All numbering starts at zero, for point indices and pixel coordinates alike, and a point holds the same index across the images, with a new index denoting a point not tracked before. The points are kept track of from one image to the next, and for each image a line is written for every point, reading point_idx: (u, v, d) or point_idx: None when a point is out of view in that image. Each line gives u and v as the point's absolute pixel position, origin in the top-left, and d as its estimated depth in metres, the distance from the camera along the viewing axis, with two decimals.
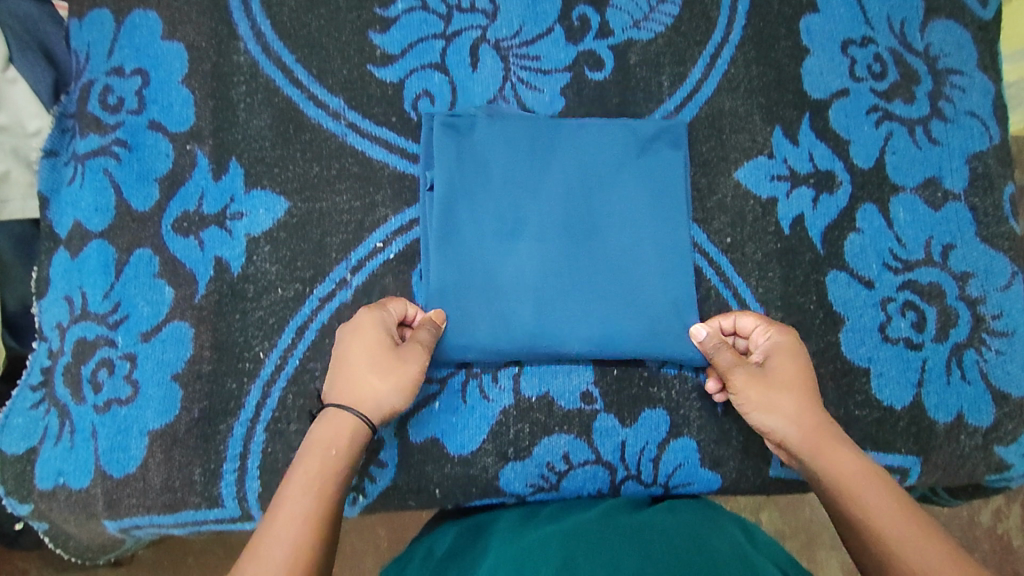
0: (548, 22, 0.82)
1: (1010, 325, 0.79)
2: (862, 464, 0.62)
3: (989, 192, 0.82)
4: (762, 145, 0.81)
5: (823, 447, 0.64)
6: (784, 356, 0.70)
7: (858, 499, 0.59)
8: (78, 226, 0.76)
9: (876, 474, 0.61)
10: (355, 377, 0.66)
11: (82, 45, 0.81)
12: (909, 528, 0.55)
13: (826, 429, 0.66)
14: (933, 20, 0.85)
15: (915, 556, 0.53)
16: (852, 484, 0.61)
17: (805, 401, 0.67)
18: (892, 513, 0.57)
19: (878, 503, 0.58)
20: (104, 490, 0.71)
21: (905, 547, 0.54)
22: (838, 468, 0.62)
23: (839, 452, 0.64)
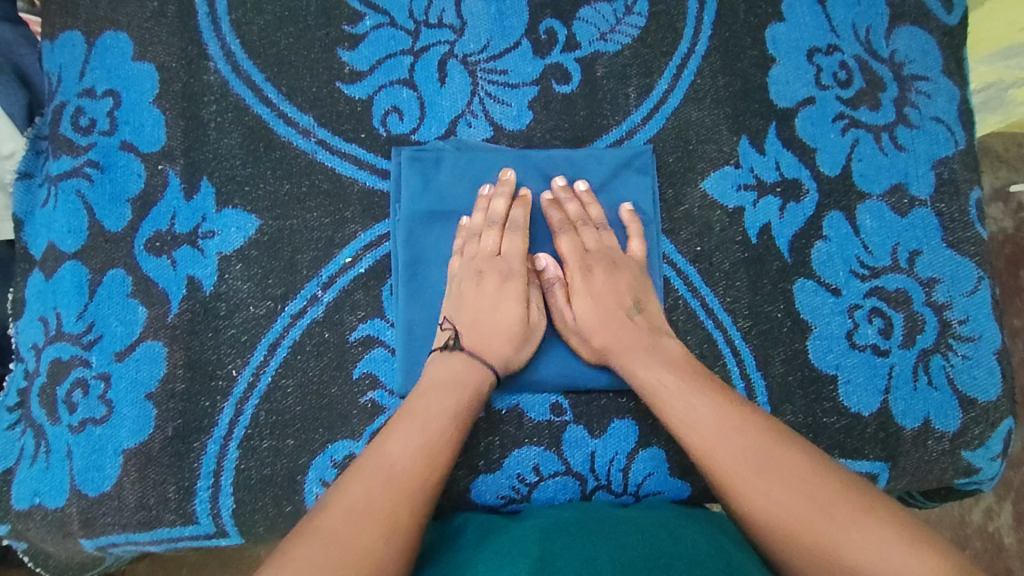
0: (515, 36, 0.83)
1: (976, 329, 0.80)
2: (696, 409, 0.64)
3: (956, 198, 0.83)
4: (728, 155, 0.82)
5: (625, 357, 0.71)
6: (583, 299, 0.73)
7: (657, 399, 0.67)
8: (52, 248, 0.78)
9: (663, 370, 0.68)
10: (496, 338, 0.71)
11: (54, 67, 0.82)
12: (700, 406, 0.64)
13: (630, 337, 0.71)
14: (898, 26, 0.86)
15: (699, 433, 0.62)
16: (648, 386, 0.68)
17: (614, 334, 0.72)
18: (682, 401, 0.65)
19: (670, 395, 0.66)
20: (80, 509, 0.72)
21: (692, 429, 0.63)
22: (637, 379, 0.69)
23: (641, 359, 0.70)
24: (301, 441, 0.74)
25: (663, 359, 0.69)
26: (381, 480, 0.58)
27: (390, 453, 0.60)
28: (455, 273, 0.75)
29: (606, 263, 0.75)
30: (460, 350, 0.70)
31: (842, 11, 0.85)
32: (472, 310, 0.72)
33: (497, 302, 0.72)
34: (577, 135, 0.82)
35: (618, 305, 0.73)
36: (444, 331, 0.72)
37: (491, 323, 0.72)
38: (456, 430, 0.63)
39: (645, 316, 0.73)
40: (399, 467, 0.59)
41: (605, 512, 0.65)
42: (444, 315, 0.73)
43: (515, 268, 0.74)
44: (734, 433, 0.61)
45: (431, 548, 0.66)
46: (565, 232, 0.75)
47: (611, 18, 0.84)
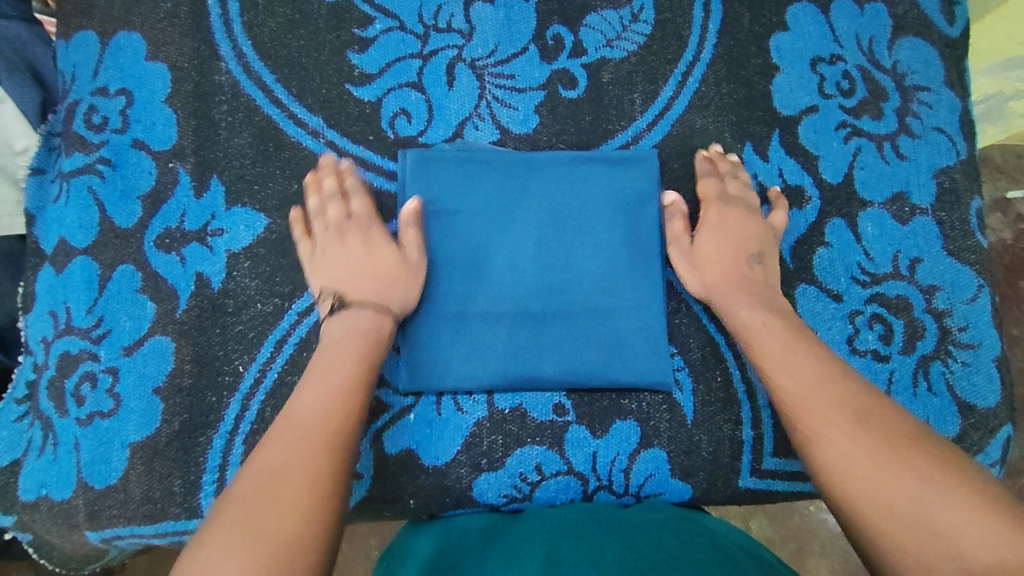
0: (523, 41, 0.84)
1: (976, 337, 0.80)
2: (798, 360, 0.66)
3: (957, 207, 0.84)
4: (732, 162, 0.83)
5: (734, 296, 0.74)
6: (709, 233, 0.78)
7: (754, 344, 0.70)
8: (63, 243, 0.79)
9: (770, 317, 0.71)
10: (376, 283, 0.73)
11: (68, 66, 0.83)
12: (796, 354, 0.67)
13: (739, 282, 0.75)
14: (901, 37, 0.87)
15: (797, 376, 0.65)
16: (753, 331, 0.71)
17: (730, 276, 0.75)
18: (779, 349, 0.68)
19: (770, 340, 0.69)
20: (86, 502, 0.73)
21: (790, 372, 0.65)
22: (739, 318, 0.73)
23: (742, 299, 0.74)
24: None
25: (768, 305, 0.73)
26: (294, 436, 0.60)
27: (300, 411, 0.62)
28: (314, 249, 0.76)
29: (742, 208, 0.79)
30: (349, 308, 0.72)
31: (845, 22, 0.87)
32: (337, 267, 0.74)
33: (366, 253, 0.75)
34: (582, 139, 0.83)
35: (741, 249, 0.77)
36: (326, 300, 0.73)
37: (365, 273, 0.74)
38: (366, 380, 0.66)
39: (763, 270, 0.77)
40: (305, 417, 0.62)
41: (607, 515, 0.67)
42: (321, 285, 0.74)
43: (371, 219, 0.77)
44: (824, 383, 0.63)
45: (429, 546, 0.66)
46: (710, 176, 0.80)
47: (617, 25, 0.85)
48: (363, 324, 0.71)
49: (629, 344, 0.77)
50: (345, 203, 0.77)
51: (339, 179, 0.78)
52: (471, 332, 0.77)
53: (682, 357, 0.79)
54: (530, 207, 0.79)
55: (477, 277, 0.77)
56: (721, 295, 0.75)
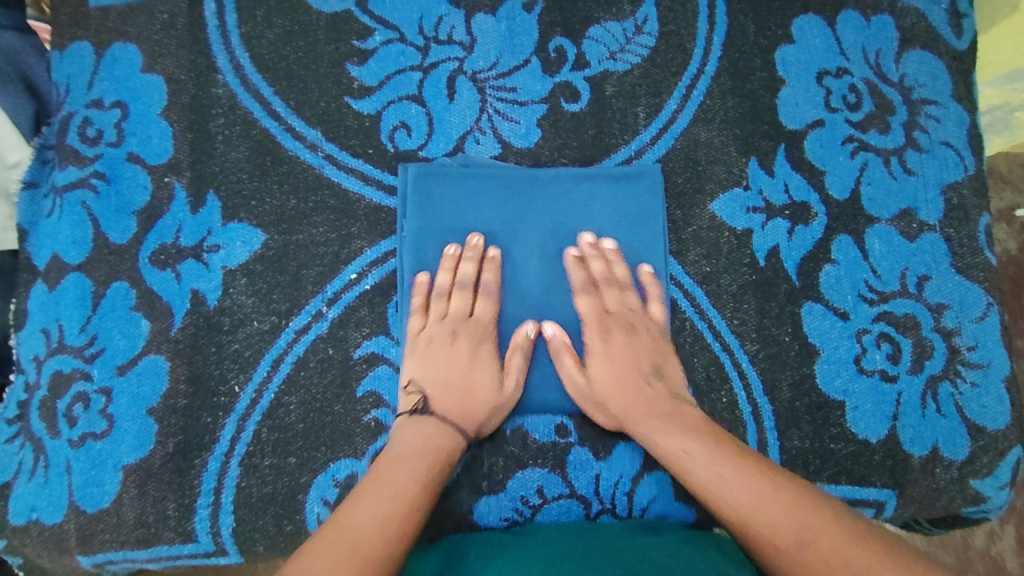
0: (524, 53, 0.83)
1: (985, 356, 0.79)
2: (730, 473, 0.63)
3: (965, 223, 0.82)
4: (738, 177, 0.82)
5: (650, 426, 0.70)
6: (602, 364, 0.74)
7: (688, 475, 0.66)
8: (56, 260, 0.77)
9: (686, 439, 0.68)
10: (474, 402, 0.72)
11: (62, 78, 0.81)
12: (728, 479, 0.63)
13: (641, 405, 0.72)
14: (908, 50, 0.86)
15: (734, 499, 0.61)
16: (674, 457, 0.67)
17: (635, 399, 0.72)
18: (713, 472, 0.64)
19: (697, 466, 0.65)
20: (78, 526, 0.71)
21: (724, 494, 0.62)
22: (660, 449, 0.69)
23: (656, 426, 0.70)
24: (303, 459, 0.73)
25: (682, 425, 0.69)
26: (346, 550, 0.57)
27: (355, 522, 0.60)
28: (420, 333, 0.75)
29: (625, 327, 0.75)
30: (432, 414, 0.71)
31: (852, 34, 0.85)
32: (444, 372, 0.73)
33: (469, 365, 0.73)
34: (585, 153, 0.82)
35: (635, 367, 0.74)
36: (410, 394, 0.72)
37: (434, 376, 0.73)
38: (426, 499, 0.64)
39: (664, 381, 0.74)
40: (366, 533, 0.59)
41: (608, 539, 0.65)
42: (410, 377, 0.73)
43: (488, 328, 0.75)
44: (769, 501, 0.60)
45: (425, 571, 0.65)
46: (587, 292, 0.76)
47: (620, 37, 0.84)
48: (419, 434, 0.69)
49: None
50: (445, 302, 0.75)
51: (479, 267, 0.76)
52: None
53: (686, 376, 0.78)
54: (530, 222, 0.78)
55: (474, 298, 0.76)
56: (638, 428, 0.71)
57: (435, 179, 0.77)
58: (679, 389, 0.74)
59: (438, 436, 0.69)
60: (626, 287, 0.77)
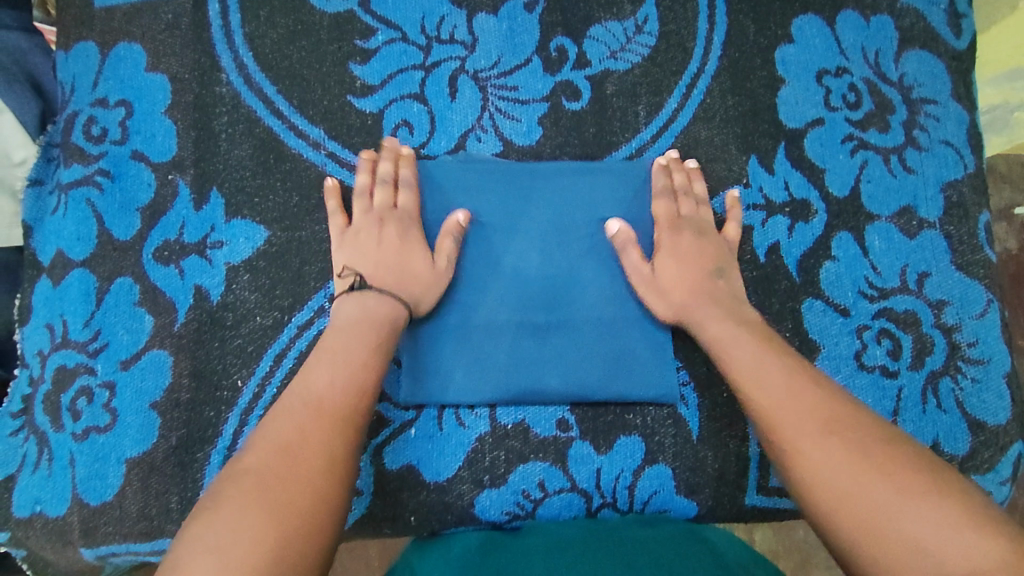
0: (526, 53, 0.84)
1: (986, 352, 0.79)
2: (767, 364, 0.62)
3: (965, 221, 0.83)
4: (738, 175, 0.82)
5: (704, 313, 0.70)
6: (668, 259, 0.74)
7: (725, 354, 0.66)
8: (61, 255, 0.78)
9: (735, 326, 0.68)
10: (411, 279, 0.72)
11: (68, 77, 0.82)
12: (773, 364, 0.62)
13: (699, 295, 0.72)
14: (907, 50, 0.86)
15: (769, 388, 0.60)
16: (721, 342, 0.67)
17: (698, 287, 0.72)
18: (756, 358, 0.64)
19: (739, 352, 0.65)
20: (80, 519, 0.72)
21: (757, 380, 0.61)
22: (708, 331, 0.69)
23: (711, 313, 0.70)
24: None
25: (740, 319, 0.69)
26: (305, 412, 0.58)
27: (317, 389, 0.60)
28: (348, 228, 0.75)
29: (695, 229, 0.76)
30: (370, 289, 0.70)
31: (851, 34, 0.86)
32: (377, 253, 0.73)
33: (400, 247, 0.73)
34: (586, 151, 0.82)
35: (702, 265, 0.74)
36: (344, 278, 0.72)
37: (370, 257, 0.72)
38: (379, 367, 0.64)
39: (726, 282, 0.74)
40: (324, 396, 0.59)
41: (609, 530, 0.66)
42: (343, 263, 0.73)
43: (413, 216, 0.76)
44: (806, 387, 0.59)
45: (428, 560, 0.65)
46: (665, 195, 0.78)
47: (621, 37, 0.85)
48: (365, 310, 0.68)
49: (631, 355, 0.76)
50: (369, 198, 0.76)
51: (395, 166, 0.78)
52: (467, 349, 0.75)
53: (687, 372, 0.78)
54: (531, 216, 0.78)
55: (477, 291, 0.76)
56: (693, 317, 0.71)
57: (436, 173, 0.78)
58: (741, 292, 0.74)
59: (374, 309, 0.68)
60: (701, 202, 0.78)
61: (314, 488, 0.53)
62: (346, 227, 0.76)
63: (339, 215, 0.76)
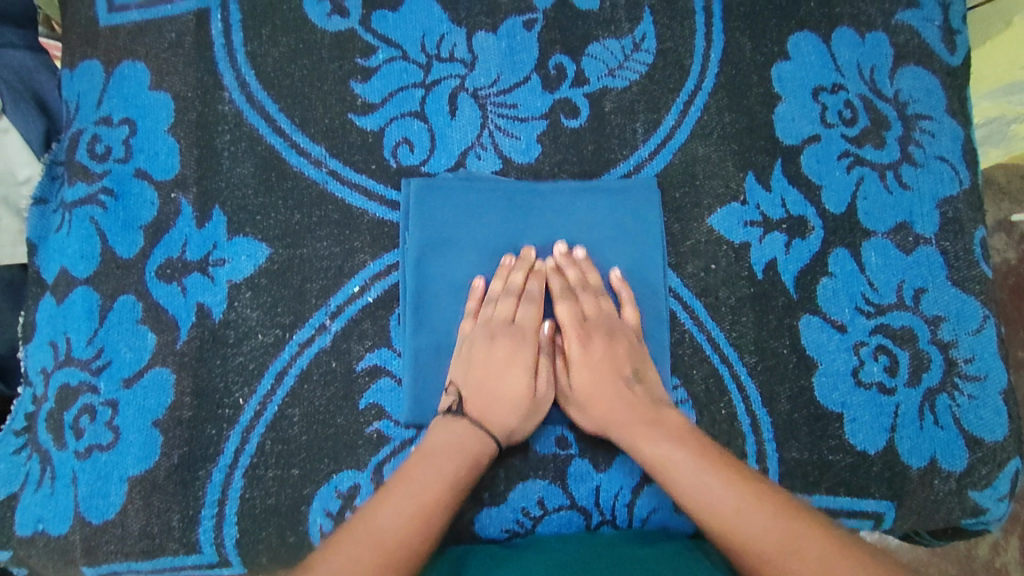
0: (524, 70, 0.85)
1: (983, 368, 0.80)
2: (716, 483, 0.62)
3: (961, 236, 0.83)
4: (735, 192, 0.83)
5: (633, 431, 0.69)
6: (599, 340, 0.74)
7: (675, 488, 0.64)
8: (64, 274, 0.78)
9: (670, 445, 0.66)
10: (502, 406, 0.72)
11: (72, 96, 0.83)
12: (714, 484, 0.62)
13: (628, 411, 0.71)
14: (902, 66, 0.87)
15: (722, 514, 0.60)
16: (660, 464, 0.66)
17: (611, 398, 0.72)
18: (700, 481, 0.63)
19: (682, 475, 0.64)
20: (83, 537, 0.72)
21: (710, 506, 0.61)
22: (643, 453, 0.68)
23: (641, 432, 0.69)
24: (306, 470, 0.74)
25: (667, 433, 0.68)
26: (369, 550, 0.57)
27: (379, 522, 0.60)
28: (468, 335, 0.75)
29: (605, 330, 0.75)
30: (466, 418, 0.71)
31: (847, 51, 0.87)
32: (481, 376, 0.73)
33: (506, 366, 0.73)
34: (585, 168, 0.83)
35: (614, 371, 0.73)
36: (448, 394, 0.73)
37: (468, 381, 0.73)
38: (451, 499, 0.64)
39: (643, 387, 0.73)
40: (388, 531, 0.59)
41: (607, 549, 0.66)
42: (450, 380, 0.74)
43: (529, 336, 0.75)
44: (752, 507, 0.60)
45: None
46: (565, 299, 0.76)
47: (619, 55, 0.86)
48: (447, 438, 0.69)
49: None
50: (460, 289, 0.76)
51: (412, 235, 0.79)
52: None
53: (685, 388, 0.78)
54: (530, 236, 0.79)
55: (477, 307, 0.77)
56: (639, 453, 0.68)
57: (437, 192, 0.79)
58: (662, 396, 0.74)
59: (469, 438, 0.69)
60: (599, 291, 0.77)
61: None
62: (466, 333, 0.76)
63: (466, 321, 0.76)
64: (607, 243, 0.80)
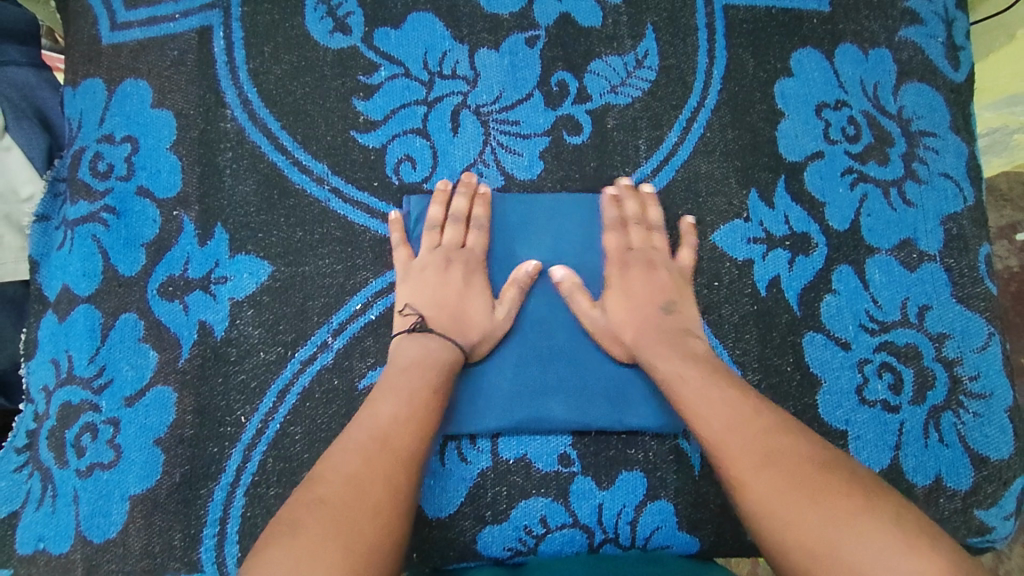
0: (527, 87, 0.85)
1: (987, 386, 0.79)
2: (718, 395, 0.65)
3: (965, 253, 0.83)
4: (738, 209, 0.82)
5: (652, 349, 0.72)
6: (636, 273, 0.77)
7: (678, 397, 0.67)
8: (66, 291, 0.78)
9: (685, 363, 0.69)
10: (468, 326, 0.74)
11: (75, 113, 0.83)
12: (714, 396, 0.65)
13: (653, 331, 0.73)
14: (906, 83, 0.87)
15: (715, 421, 0.63)
16: (670, 378, 0.69)
17: (643, 316, 0.74)
18: (705, 393, 0.65)
19: (688, 387, 0.67)
20: (84, 556, 0.72)
21: (706, 414, 0.64)
22: (659, 371, 0.70)
23: (662, 351, 0.71)
24: None
25: (686, 353, 0.70)
26: (374, 446, 0.61)
27: (382, 420, 0.64)
28: (413, 262, 0.77)
29: (643, 262, 0.77)
30: (432, 331, 0.72)
31: (850, 67, 0.87)
32: (439, 297, 0.75)
33: (464, 289, 0.75)
34: (588, 185, 0.83)
35: (649, 302, 0.75)
36: (405, 316, 0.75)
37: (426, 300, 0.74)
38: (437, 400, 0.67)
39: (676, 316, 0.75)
40: (388, 427, 0.63)
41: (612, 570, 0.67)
42: (405, 301, 0.75)
43: (480, 259, 0.78)
44: (746, 418, 0.63)
45: None
46: (616, 228, 0.79)
47: (622, 71, 0.86)
48: (423, 348, 0.71)
49: (632, 383, 0.77)
50: (438, 233, 0.78)
51: (473, 201, 0.79)
52: (468, 382, 0.76)
53: None
54: (528, 252, 0.79)
55: None
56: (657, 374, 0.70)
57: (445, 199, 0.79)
58: (692, 325, 0.75)
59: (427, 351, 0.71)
60: (651, 230, 0.80)
61: (398, 514, 0.57)
62: (412, 259, 0.78)
63: (406, 249, 0.78)
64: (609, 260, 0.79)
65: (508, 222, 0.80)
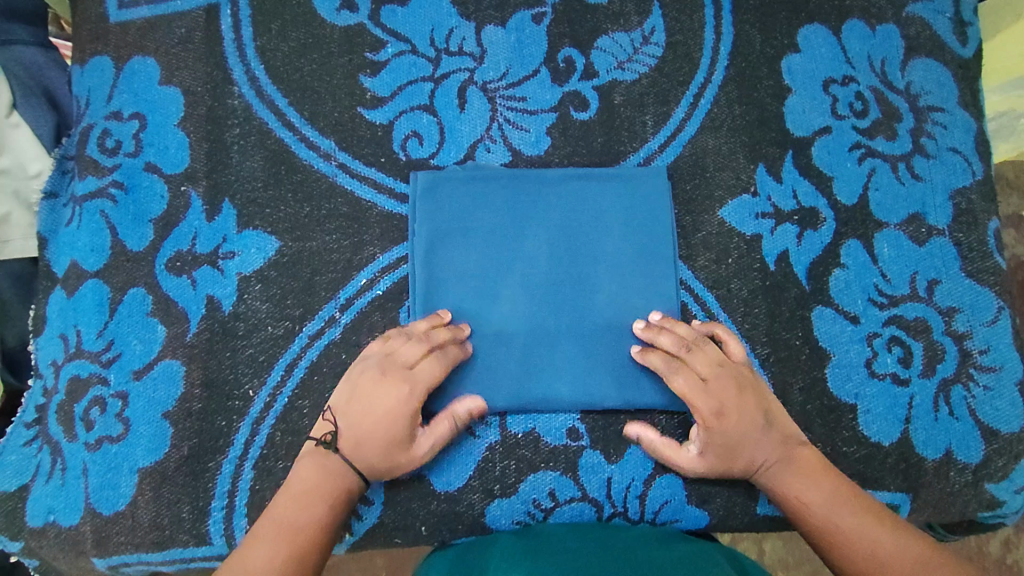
0: (534, 64, 0.85)
1: (998, 360, 0.79)
2: (846, 521, 0.66)
3: (974, 228, 0.83)
4: (746, 184, 0.82)
5: (786, 477, 0.70)
6: (783, 414, 0.72)
7: (806, 523, 0.68)
8: (75, 266, 0.79)
9: (806, 484, 0.69)
10: (367, 453, 0.68)
11: (83, 91, 0.84)
12: (849, 521, 0.66)
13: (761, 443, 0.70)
14: (914, 58, 0.86)
15: (854, 554, 0.64)
16: (793, 503, 0.69)
17: (791, 454, 0.70)
18: (843, 515, 0.66)
19: (815, 515, 0.67)
20: (93, 528, 0.72)
21: (843, 547, 0.65)
22: (787, 493, 0.69)
23: (788, 476, 0.70)
24: None
25: (808, 472, 0.70)
26: None
27: (251, 565, 0.62)
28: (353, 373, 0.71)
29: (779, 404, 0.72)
30: (335, 454, 0.68)
31: (857, 43, 0.86)
32: (361, 412, 0.68)
33: (385, 413, 0.68)
34: (595, 160, 0.83)
35: (785, 440, 0.71)
36: (326, 421, 0.71)
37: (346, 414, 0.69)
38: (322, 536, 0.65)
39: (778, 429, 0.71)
40: (256, 571, 0.61)
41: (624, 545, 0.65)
42: (330, 408, 0.71)
43: (421, 386, 0.69)
44: (881, 536, 0.64)
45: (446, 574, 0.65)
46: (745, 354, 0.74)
47: (628, 48, 0.85)
48: (314, 475, 0.67)
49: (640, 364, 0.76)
50: (385, 342, 0.72)
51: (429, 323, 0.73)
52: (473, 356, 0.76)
53: None
54: (537, 224, 0.79)
55: (488, 294, 0.77)
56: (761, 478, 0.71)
57: (481, 182, 0.80)
58: (792, 430, 0.72)
59: (325, 476, 0.68)
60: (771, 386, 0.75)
61: None
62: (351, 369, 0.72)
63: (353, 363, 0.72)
64: (618, 231, 0.79)
65: (517, 194, 0.79)
